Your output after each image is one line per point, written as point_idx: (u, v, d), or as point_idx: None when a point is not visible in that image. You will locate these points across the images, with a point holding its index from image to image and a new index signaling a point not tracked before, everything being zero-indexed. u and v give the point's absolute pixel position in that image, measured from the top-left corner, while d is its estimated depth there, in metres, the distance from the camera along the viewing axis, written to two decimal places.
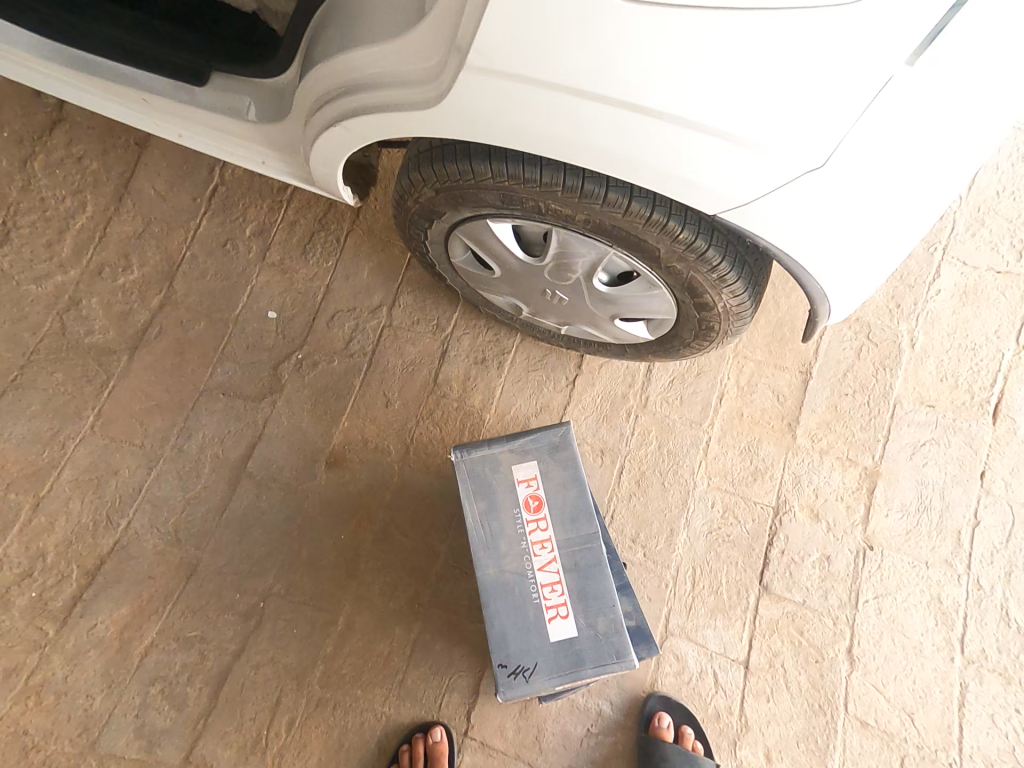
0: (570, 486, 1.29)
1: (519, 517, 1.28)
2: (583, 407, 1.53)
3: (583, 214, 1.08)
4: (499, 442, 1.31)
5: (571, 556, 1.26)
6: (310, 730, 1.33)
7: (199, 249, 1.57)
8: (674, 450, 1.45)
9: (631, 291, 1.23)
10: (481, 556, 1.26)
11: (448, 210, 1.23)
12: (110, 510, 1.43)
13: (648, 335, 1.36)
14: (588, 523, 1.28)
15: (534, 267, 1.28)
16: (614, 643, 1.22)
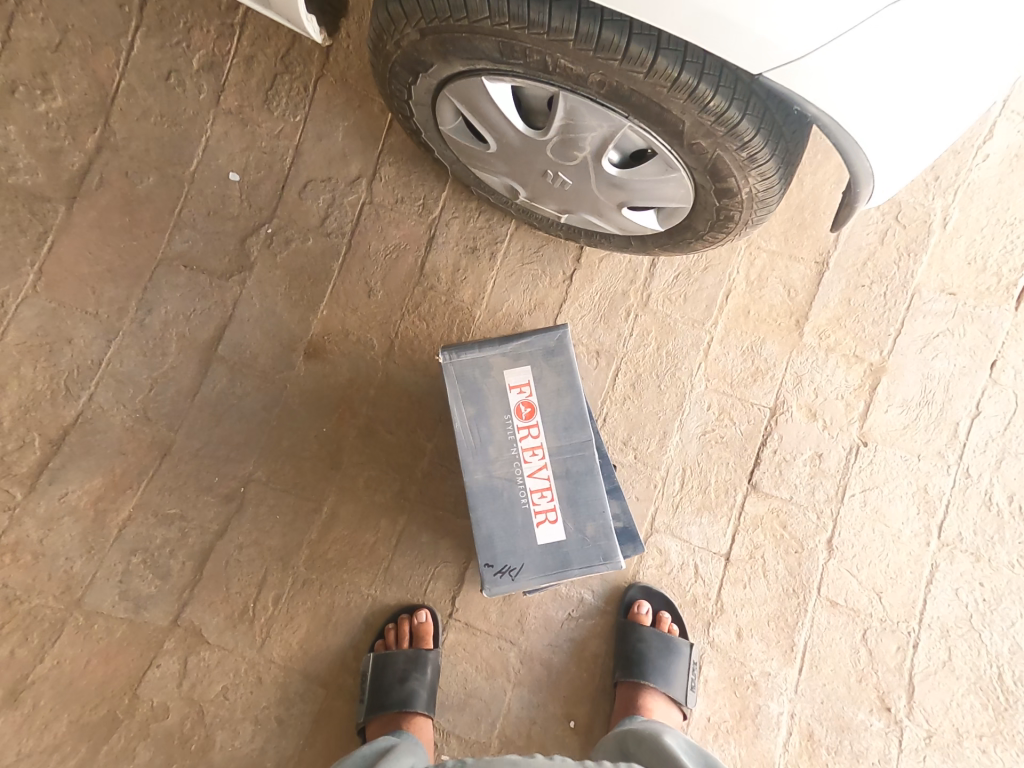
0: (564, 392, 1.25)
1: (509, 423, 1.24)
2: (581, 306, 1.46)
3: (598, 74, 0.91)
4: (491, 346, 1.24)
5: (563, 462, 1.24)
6: (298, 605, 1.36)
7: (138, 81, 1.38)
8: (673, 352, 1.42)
9: (643, 173, 1.08)
10: (469, 460, 1.24)
11: (435, 62, 1.04)
12: (68, 380, 1.36)
13: (657, 226, 1.24)
14: (581, 430, 1.25)
15: (535, 143, 1.12)
16: (603, 545, 1.24)
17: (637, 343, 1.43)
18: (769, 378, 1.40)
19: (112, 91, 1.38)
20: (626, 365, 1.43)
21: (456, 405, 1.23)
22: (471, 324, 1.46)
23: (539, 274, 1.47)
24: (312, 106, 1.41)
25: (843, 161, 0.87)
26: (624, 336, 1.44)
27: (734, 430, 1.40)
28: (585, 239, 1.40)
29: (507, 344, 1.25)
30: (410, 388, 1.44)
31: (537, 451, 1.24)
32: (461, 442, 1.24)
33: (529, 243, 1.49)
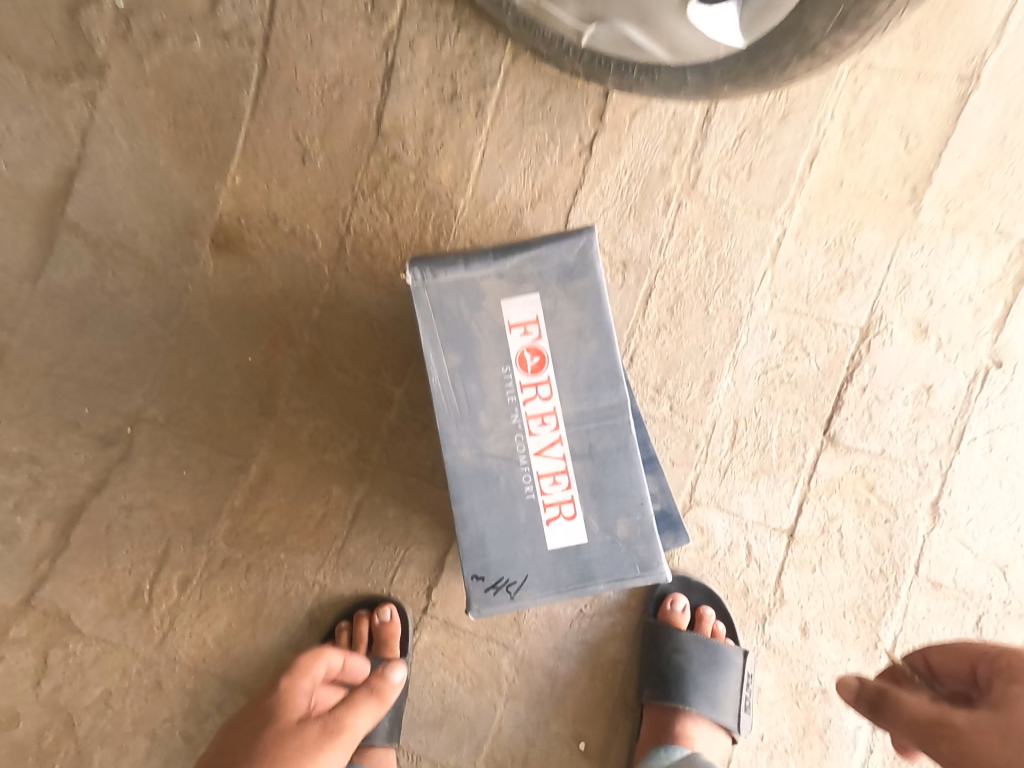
0: (582, 346, 1.19)
1: (507, 390, 1.19)
2: (603, 190, 1.30)
3: None
4: (493, 308, 1.18)
5: (581, 437, 1.20)
6: (214, 593, 1.43)
7: None
8: (727, 260, 1.33)
9: None
10: (455, 439, 1.19)
11: None
12: None
13: (739, 42, 0.81)
14: (605, 393, 1.20)
15: None
16: (627, 538, 1.21)
17: (675, 251, 1.33)
18: (861, 287, 1.32)
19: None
20: (666, 278, 1.35)
21: (433, 361, 1.17)
22: (459, 210, 1.31)
23: (547, 139, 1.27)
24: None
25: None
26: (657, 218, 1.31)
27: (805, 367, 1.37)
28: (613, 75, 1.07)
29: (499, 262, 1.18)
30: (353, 308, 1.37)
31: (547, 424, 1.19)
32: (445, 420, 1.19)
33: (530, 87, 1.26)
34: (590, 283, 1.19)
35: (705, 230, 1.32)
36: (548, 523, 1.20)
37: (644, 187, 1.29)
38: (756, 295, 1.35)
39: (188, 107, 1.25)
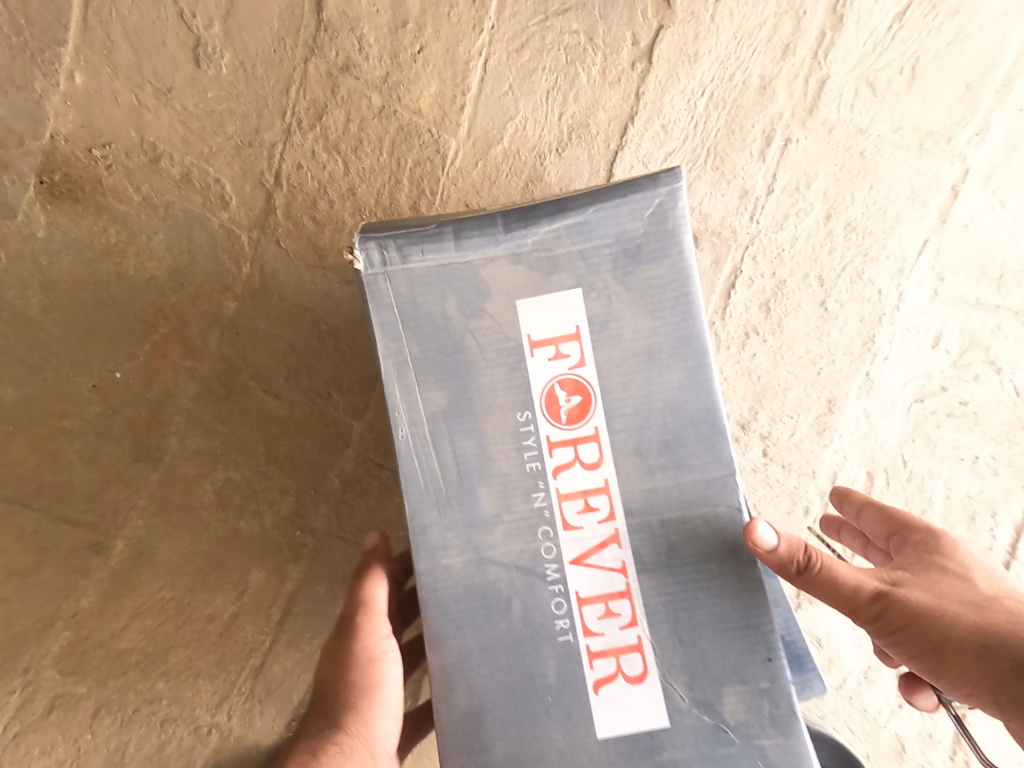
0: (656, 375, 0.65)
1: (525, 451, 0.65)
2: (667, 123, 0.88)
3: None
4: (501, 307, 0.65)
5: (657, 532, 0.64)
6: (38, 751, 0.86)
7: None
8: (864, 226, 0.90)
9: None
10: (436, 536, 0.66)
11: None
12: None
13: None
14: (697, 457, 0.64)
15: None
16: (748, 731, 0.62)
17: (777, 216, 0.90)
18: None
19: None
20: (762, 255, 0.92)
21: (398, 400, 0.66)
22: (451, 156, 0.88)
23: (585, 40, 0.86)
24: None
25: None
26: (743, 161, 0.88)
27: (992, 388, 0.93)
28: None
29: (513, 233, 0.65)
30: (289, 297, 0.89)
31: (594, 508, 0.65)
32: (416, 505, 0.66)
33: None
34: (672, 272, 0.64)
35: (828, 178, 0.88)
36: (595, 689, 0.63)
37: (732, 112, 0.87)
38: (907, 278, 0.91)
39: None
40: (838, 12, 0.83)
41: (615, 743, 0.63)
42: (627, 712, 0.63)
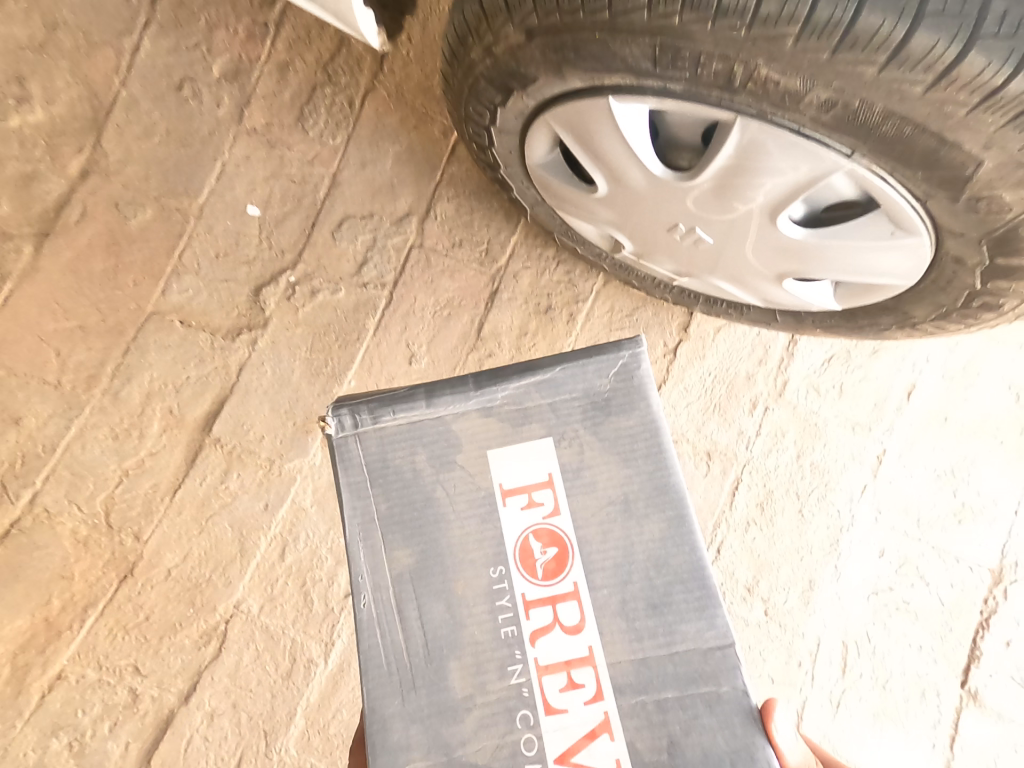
0: (633, 526, 0.57)
1: (500, 613, 0.56)
2: (687, 386, 1.28)
3: (827, 86, 0.59)
4: (473, 458, 0.59)
5: (649, 718, 0.53)
6: None
7: (142, 91, 1.12)
8: (820, 466, 1.25)
9: (836, 236, 0.76)
10: (397, 733, 0.53)
11: (539, 76, 0.76)
12: (6, 475, 1.07)
13: (835, 305, 0.91)
14: (689, 623, 0.54)
15: (676, 183, 0.84)
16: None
17: (766, 448, 1.26)
18: (982, 522, 1.23)
19: (106, 101, 1.12)
20: (755, 472, 1.26)
21: (362, 562, 0.57)
22: None
23: None
24: (357, 125, 1.15)
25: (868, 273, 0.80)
26: (740, 415, 1.26)
27: (925, 595, 1.22)
28: (703, 306, 1.19)
29: (484, 390, 0.60)
30: None
31: (578, 686, 0.54)
32: (377, 708, 0.54)
33: (618, 303, 1.28)
34: (641, 424, 0.59)
35: (796, 437, 1.25)
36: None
37: (730, 387, 1.27)
38: (855, 505, 1.24)
39: (296, 324, 1.13)
40: (792, 348, 1.26)
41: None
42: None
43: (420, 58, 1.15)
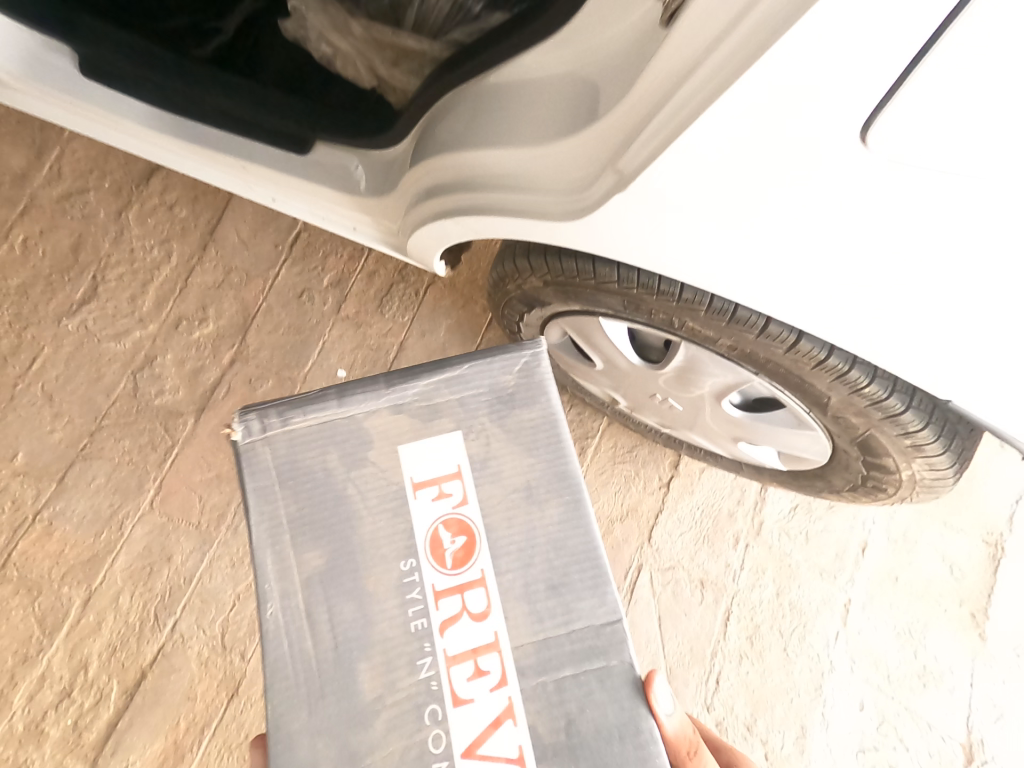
0: (537, 513, 0.58)
1: (410, 609, 0.54)
2: (680, 517, 1.45)
3: (728, 340, 0.88)
4: (385, 454, 0.58)
5: (548, 693, 0.53)
6: None
7: (276, 301, 1.50)
8: (801, 606, 1.38)
9: (768, 420, 1.03)
10: (303, 750, 0.51)
11: (553, 301, 1.11)
12: (158, 607, 1.29)
13: (779, 464, 1.14)
14: (584, 602, 0.55)
15: (650, 372, 1.14)
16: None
17: (750, 584, 1.41)
18: (945, 687, 1.33)
19: (253, 313, 1.48)
20: (742, 605, 1.39)
21: (268, 570, 0.54)
22: None
23: (634, 474, 1.48)
24: (421, 307, 1.54)
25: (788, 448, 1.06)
26: (729, 554, 1.42)
27: (908, 758, 1.30)
28: (689, 452, 1.41)
29: (395, 386, 0.59)
30: None
31: (483, 672, 0.53)
32: (286, 728, 0.51)
33: (622, 439, 1.50)
34: (543, 415, 0.60)
35: (775, 581, 1.40)
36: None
37: (715, 524, 1.44)
38: (834, 652, 1.35)
39: None
40: (764, 498, 1.45)
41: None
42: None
43: (469, 264, 1.57)
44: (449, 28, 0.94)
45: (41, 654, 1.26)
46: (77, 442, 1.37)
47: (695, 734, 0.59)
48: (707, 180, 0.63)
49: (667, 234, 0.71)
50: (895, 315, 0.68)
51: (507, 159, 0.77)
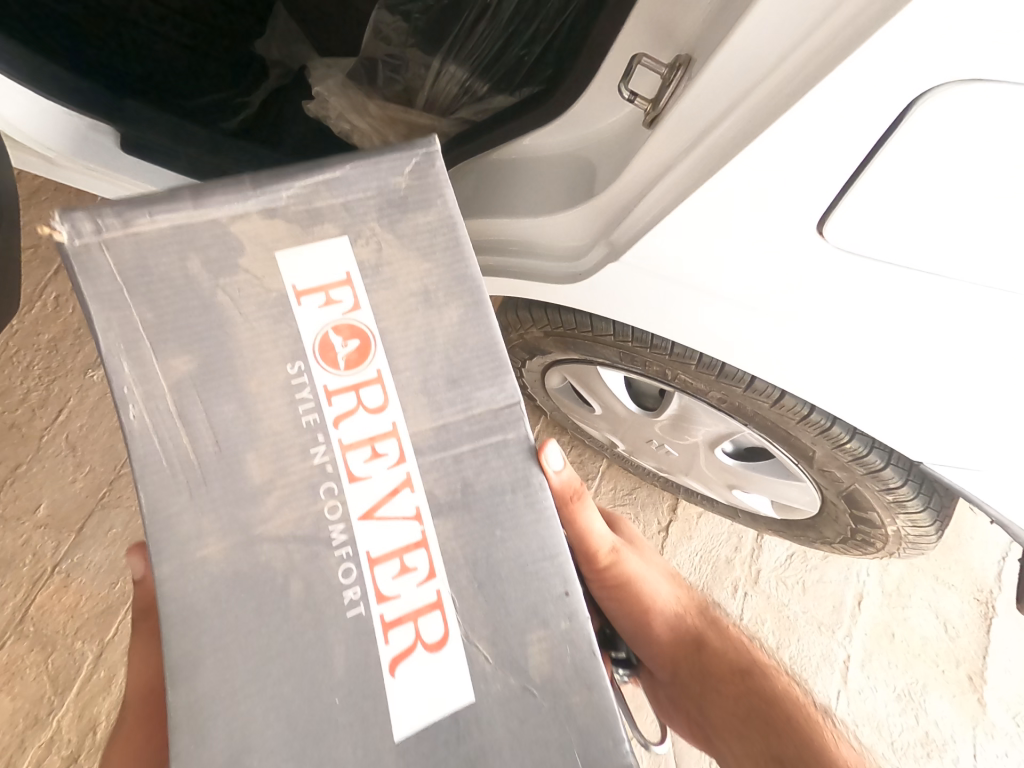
0: (434, 314, 0.53)
1: (300, 406, 0.49)
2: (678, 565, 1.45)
3: (718, 393, 0.92)
4: (259, 261, 0.49)
5: (446, 467, 0.52)
6: None
7: None
8: (802, 661, 1.36)
9: (761, 469, 1.08)
10: (186, 525, 0.47)
11: (554, 350, 1.15)
12: None
13: (772, 510, 1.16)
14: (483, 389, 0.54)
15: (647, 418, 1.17)
16: (552, 686, 0.51)
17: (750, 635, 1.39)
18: (947, 757, 1.30)
19: None
20: None
21: (125, 377, 0.46)
22: None
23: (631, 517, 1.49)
24: None
25: (779, 495, 1.09)
26: (728, 603, 1.41)
27: None
28: (686, 496, 1.43)
29: (265, 187, 0.50)
30: None
31: (381, 456, 0.50)
32: (163, 510, 0.46)
33: (622, 481, 1.53)
34: (441, 218, 0.54)
35: (775, 633, 1.38)
36: (390, 670, 0.48)
37: (713, 572, 1.44)
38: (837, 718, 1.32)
39: None
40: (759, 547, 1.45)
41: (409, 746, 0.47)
42: (433, 692, 0.48)
43: None
44: (458, 108, 1.03)
45: (55, 705, 1.26)
46: (99, 491, 1.39)
47: (581, 485, 0.63)
48: (680, 252, 0.68)
49: (647, 298, 0.77)
50: (853, 380, 0.73)
51: (501, 221, 0.83)
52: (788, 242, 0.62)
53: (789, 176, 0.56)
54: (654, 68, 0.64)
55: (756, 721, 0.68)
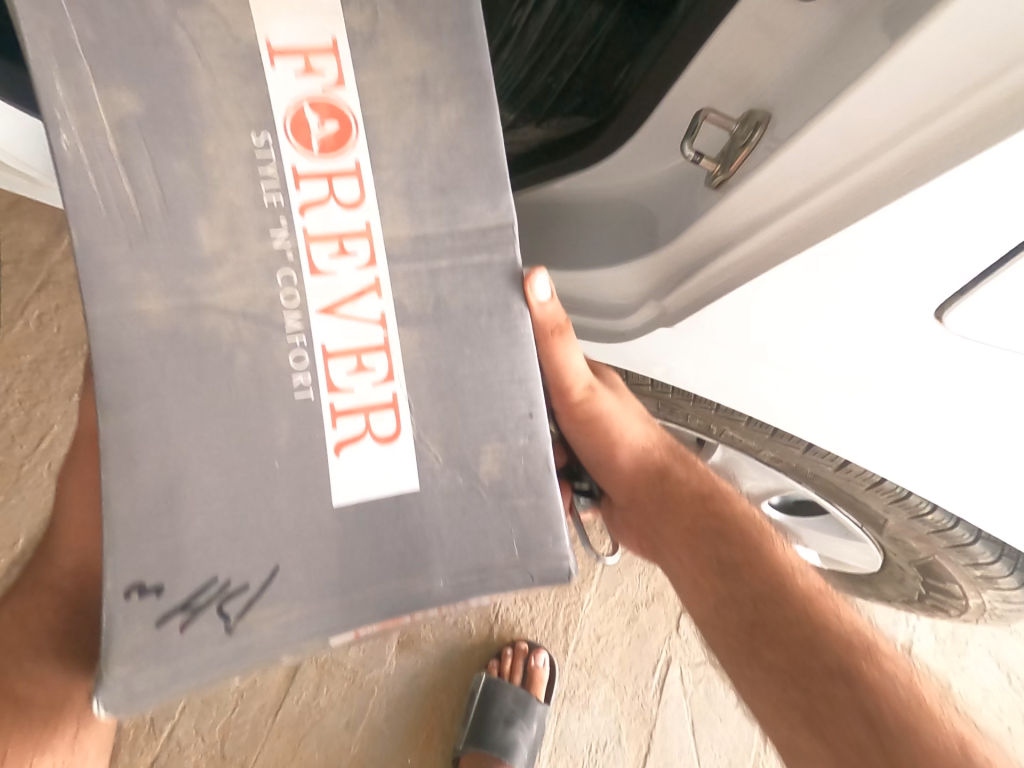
0: (430, 110, 0.40)
1: (262, 183, 0.38)
2: None
3: (771, 451, 0.83)
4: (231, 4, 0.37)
5: (421, 282, 0.41)
6: None
7: None
8: None
9: (812, 524, 0.98)
10: (122, 275, 0.36)
11: None
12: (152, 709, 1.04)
13: (817, 562, 1.08)
14: (475, 204, 0.41)
15: None
16: (500, 489, 0.42)
17: None
18: None
19: None
20: None
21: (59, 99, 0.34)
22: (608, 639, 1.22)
23: None
24: None
25: (829, 549, 1.00)
26: None
27: None
28: None
29: None
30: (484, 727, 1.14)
31: (349, 255, 0.39)
32: (94, 248, 0.35)
33: None
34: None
35: None
36: (335, 452, 0.39)
37: None
38: None
39: None
40: None
41: (340, 546, 0.39)
42: (380, 474, 0.40)
43: None
44: None
45: None
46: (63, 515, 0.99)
47: (566, 323, 0.49)
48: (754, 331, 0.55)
49: (704, 373, 0.64)
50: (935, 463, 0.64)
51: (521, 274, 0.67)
52: (895, 326, 0.50)
53: (914, 263, 0.44)
54: (723, 127, 0.50)
55: (724, 551, 0.60)
